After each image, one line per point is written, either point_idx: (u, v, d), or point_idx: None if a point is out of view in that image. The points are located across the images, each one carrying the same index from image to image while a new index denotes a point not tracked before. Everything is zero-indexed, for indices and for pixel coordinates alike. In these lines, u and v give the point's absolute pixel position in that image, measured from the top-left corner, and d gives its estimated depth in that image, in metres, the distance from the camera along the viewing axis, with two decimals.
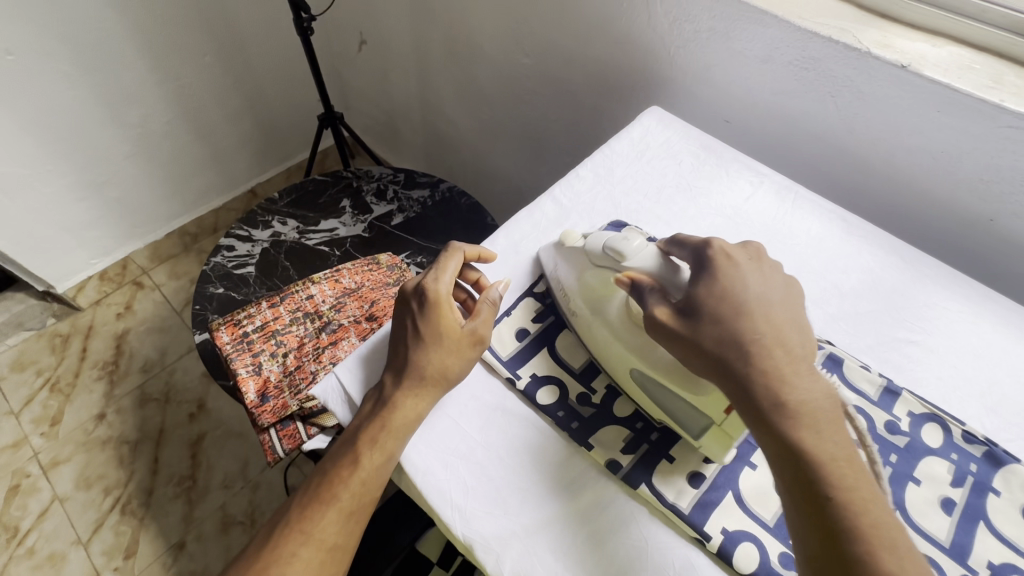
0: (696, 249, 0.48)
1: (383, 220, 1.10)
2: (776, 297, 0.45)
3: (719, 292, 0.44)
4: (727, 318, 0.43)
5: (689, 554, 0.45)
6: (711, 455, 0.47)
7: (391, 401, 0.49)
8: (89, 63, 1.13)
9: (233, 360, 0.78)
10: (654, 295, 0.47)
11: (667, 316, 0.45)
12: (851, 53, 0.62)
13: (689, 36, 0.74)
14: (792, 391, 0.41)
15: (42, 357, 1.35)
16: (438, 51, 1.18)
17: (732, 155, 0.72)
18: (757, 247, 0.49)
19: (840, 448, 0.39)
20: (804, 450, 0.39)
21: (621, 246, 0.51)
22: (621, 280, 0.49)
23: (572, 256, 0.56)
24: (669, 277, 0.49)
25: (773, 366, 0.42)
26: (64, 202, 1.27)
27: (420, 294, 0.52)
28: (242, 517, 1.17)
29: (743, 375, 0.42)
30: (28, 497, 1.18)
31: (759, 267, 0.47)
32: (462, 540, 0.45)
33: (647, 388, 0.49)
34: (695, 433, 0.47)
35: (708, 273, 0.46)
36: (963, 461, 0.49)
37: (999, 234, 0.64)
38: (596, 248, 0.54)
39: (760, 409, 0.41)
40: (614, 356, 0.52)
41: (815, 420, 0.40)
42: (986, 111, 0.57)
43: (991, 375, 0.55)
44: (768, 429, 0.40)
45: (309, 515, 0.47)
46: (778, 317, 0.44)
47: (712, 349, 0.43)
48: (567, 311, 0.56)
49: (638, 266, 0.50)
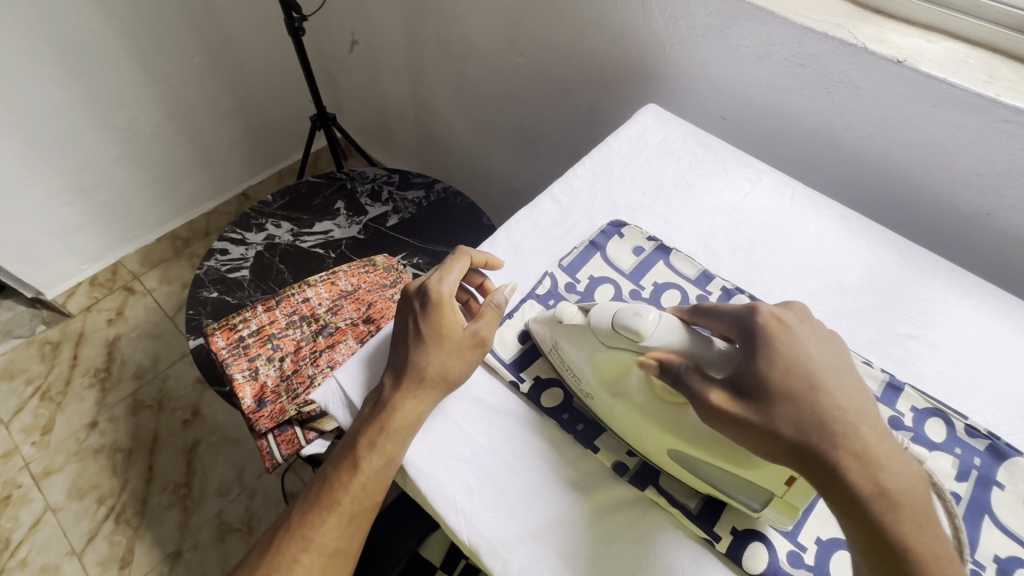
0: (736, 317, 0.44)
1: (379, 221, 1.09)
2: (838, 364, 0.41)
3: (784, 365, 0.40)
4: (803, 396, 0.39)
5: (696, 553, 0.45)
6: (777, 520, 0.44)
7: (391, 403, 0.48)
8: (74, 65, 1.11)
9: (229, 366, 0.78)
10: (696, 375, 0.42)
11: (724, 401, 0.40)
12: (846, 49, 0.63)
13: (685, 33, 0.74)
14: (887, 475, 0.38)
15: (32, 365, 1.33)
16: (431, 51, 1.18)
17: (730, 151, 0.72)
18: (802, 306, 0.45)
19: (937, 540, 0.37)
20: (904, 547, 0.36)
21: (634, 324, 0.44)
22: (646, 364, 0.43)
23: (575, 334, 0.49)
24: (703, 353, 0.43)
25: (863, 448, 0.38)
26: (50, 208, 1.25)
27: (422, 295, 0.52)
28: (239, 524, 1.16)
29: (832, 464, 0.38)
30: (20, 508, 1.16)
31: (812, 329, 0.43)
32: (468, 543, 0.45)
33: (693, 467, 0.44)
34: (758, 505, 0.43)
35: (765, 346, 0.41)
36: (967, 455, 0.49)
37: (993, 227, 0.65)
38: (602, 323, 0.47)
39: (857, 500, 0.37)
40: (646, 438, 0.46)
41: (914, 511, 0.37)
42: (981, 106, 0.58)
43: (991, 368, 0.55)
44: (865, 522, 0.37)
45: (309, 520, 0.46)
46: (852, 391, 0.40)
47: (791, 434, 0.39)
48: (579, 392, 0.51)
49: (661, 344, 0.44)
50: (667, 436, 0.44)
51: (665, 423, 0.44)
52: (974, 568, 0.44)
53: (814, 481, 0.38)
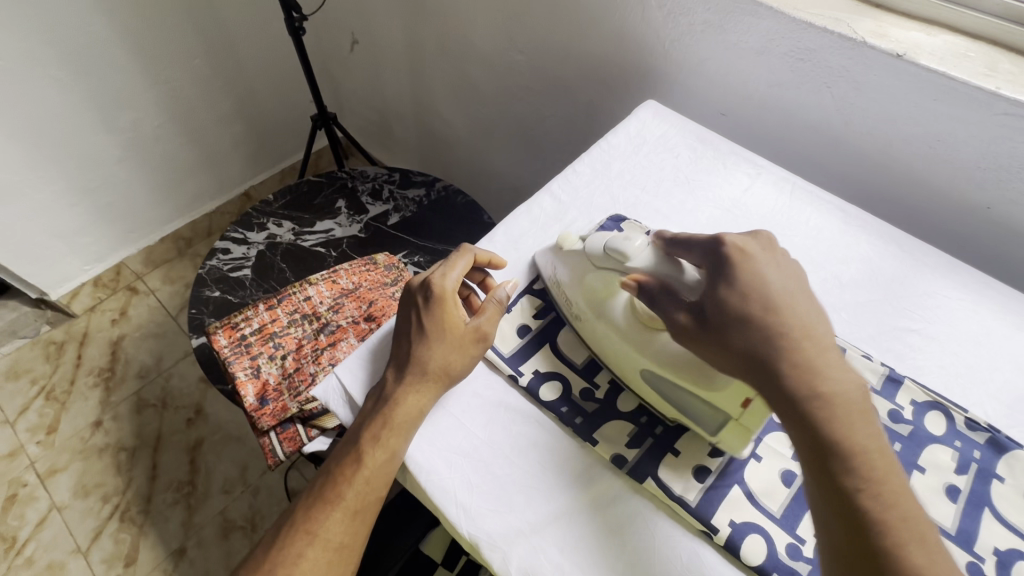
0: (705, 248, 0.47)
1: (379, 219, 1.10)
2: (792, 286, 0.43)
3: (742, 287, 0.43)
4: (753, 314, 0.42)
5: (696, 546, 0.45)
6: (729, 448, 0.47)
7: (394, 398, 0.48)
8: (78, 66, 1.11)
9: (231, 364, 0.78)
10: (666, 298, 0.47)
11: (688, 320, 0.45)
12: (846, 44, 0.62)
13: (685, 29, 0.74)
14: (823, 381, 0.39)
15: (37, 365, 1.34)
16: (432, 49, 1.18)
17: (730, 148, 0.72)
18: (769, 235, 0.47)
19: (872, 439, 0.38)
20: (836, 444, 0.38)
21: (622, 247, 0.50)
22: (627, 284, 0.48)
23: (571, 260, 0.55)
24: (674, 274, 0.48)
25: (803, 358, 0.40)
26: (55, 208, 1.25)
27: (425, 290, 0.52)
28: (243, 521, 1.17)
29: (774, 371, 0.40)
30: (26, 506, 1.16)
31: (774, 256, 0.45)
32: (468, 537, 0.45)
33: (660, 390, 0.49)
34: (713, 429, 0.47)
35: (730, 270, 0.44)
36: (967, 448, 0.49)
37: (994, 221, 0.65)
38: (597, 250, 0.53)
39: (793, 402, 0.39)
40: (619, 356, 0.51)
41: (848, 413, 0.39)
42: (982, 99, 0.57)
43: (993, 362, 0.55)
44: (798, 422, 0.39)
45: (314, 515, 0.46)
46: (803, 309, 0.42)
47: (743, 352, 0.42)
48: (570, 315, 0.55)
49: (641, 266, 0.49)
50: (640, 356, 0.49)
51: (638, 345, 0.49)
52: (974, 560, 0.44)
53: (759, 385, 0.41)
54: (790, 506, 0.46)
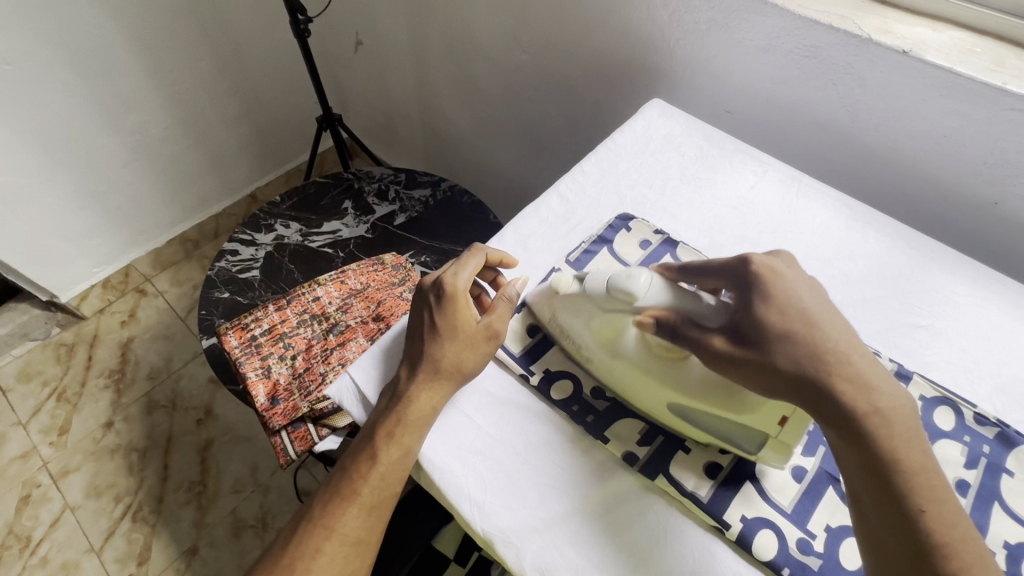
0: (730, 270, 0.48)
1: (386, 220, 1.10)
2: (829, 304, 0.44)
3: (780, 305, 0.44)
4: (797, 331, 0.42)
5: (707, 541, 0.45)
6: (770, 462, 0.46)
7: (406, 396, 0.49)
8: (86, 70, 1.12)
9: (242, 364, 0.79)
10: (691, 327, 0.46)
11: (726, 344, 0.44)
12: (851, 41, 0.63)
13: (689, 27, 0.74)
14: (880, 396, 0.40)
15: (48, 367, 1.35)
16: (437, 50, 1.18)
17: (735, 145, 0.72)
18: (789, 254, 0.49)
19: (928, 457, 0.39)
20: (894, 462, 0.38)
21: (628, 286, 0.49)
22: (644, 322, 0.48)
23: (573, 302, 0.53)
24: (692, 306, 0.47)
25: (854, 373, 0.41)
26: (64, 211, 1.26)
27: (436, 288, 0.53)
28: (254, 521, 1.18)
29: (825, 388, 0.40)
30: (39, 507, 1.18)
31: (801, 273, 0.46)
32: (482, 534, 0.45)
33: (689, 418, 0.47)
34: (753, 448, 0.46)
35: (764, 291, 0.45)
36: (976, 443, 0.49)
37: (1001, 217, 0.65)
38: (599, 289, 0.51)
39: (851, 417, 0.40)
40: (645, 395, 0.49)
41: (904, 431, 0.39)
42: (989, 95, 0.57)
43: (1001, 357, 0.55)
44: (857, 439, 0.39)
45: (330, 510, 0.47)
46: (843, 327, 0.43)
47: (787, 366, 0.42)
48: (579, 357, 0.53)
49: (653, 302, 0.48)
50: (665, 388, 0.47)
51: (664, 377, 0.48)
52: None
53: (811, 403, 0.41)
54: (800, 501, 0.46)
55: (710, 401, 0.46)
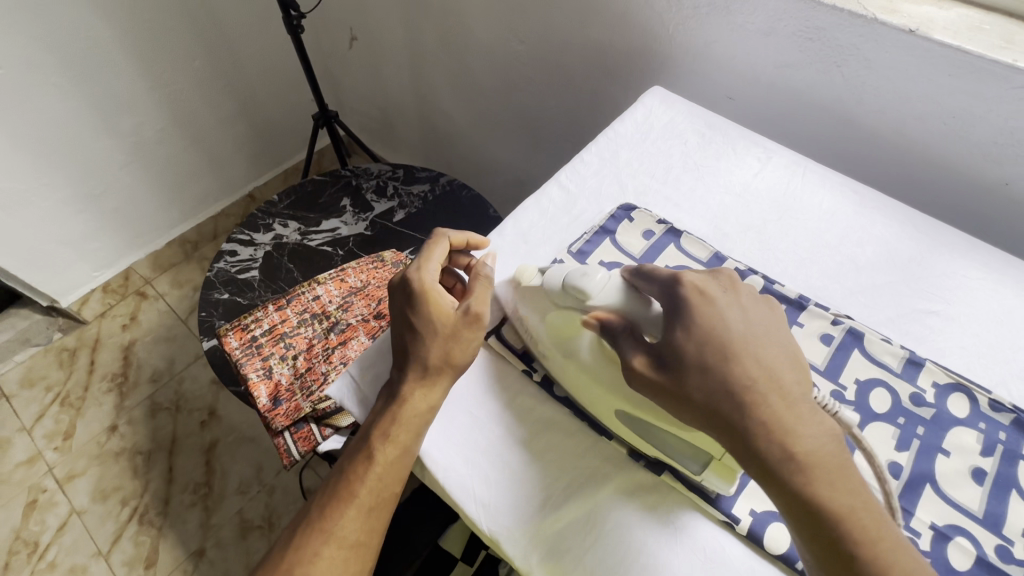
0: (665, 285, 0.45)
1: (385, 217, 1.09)
2: (754, 331, 0.42)
3: (701, 336, 0.41)
4: (713, 366, 0.40)
5: (718, 538, 0.44)
6: (714, 487, 0.44)
7: (400, 396, 0.47)
8: (78, 73, 1.11)
9: (243, 365, 0.79)
10: (626, 335, 0.44)
11: (644, 365, 0.42)
12: (856, 21, 0.61)
13: (689, 12, 0.73)
14: (798, 438, 0.38)
15: (51, 372, 1.34)
16: (431, 42, 1.16)
17: (738, 132, 0.70)
18: (730, 272, 0.46)
19: (854, 496, 0.38)
20: (819, 507, 0.37)
21: (581, 283, 0.45)
22: (589, 323, 0.45)
23: (532, 297, 0.50)
24: (639, 311, 0.45)
25: (772, 413, 0.39)
26: (62, 216, 1.26)
27: (405, 286, 0.51)
28: (260, 521, 1.17)
29: (745, 429, 0.39)
30: (46, 512, 1.18)
31: (735, 299, 0.44)
32: (488, 533, 0.45)
33: (639, 426, 0.46)
34: (697, 469, 0.44)
35: (683, 318, 0.42)
36: (991, 430, 0.48)
37: (1012, 197, 0.63)
38: (553, 284, 0.48)
39: (770, 465, 0.38)
40: (592, 395, 0.48)
41: (827, 471, 0.38)
42: (998, 73, 0.56)
43: (1015, 341, 0.54)
44: (781, 486, 0.38)
45: (328, 513, 0.46)
46: (769, 354, 0.41)
47: (702, 403, 0.40)
48: (538, 353, 0.51)
49: (604, 302, 0.45)
50: (608, 394, 0.46)
51: (603, 380, 0.46)
52: (1002, 543, 0.43)
53: (732, 446, 0.39)
54: None
55: (648, 411, 0.44)
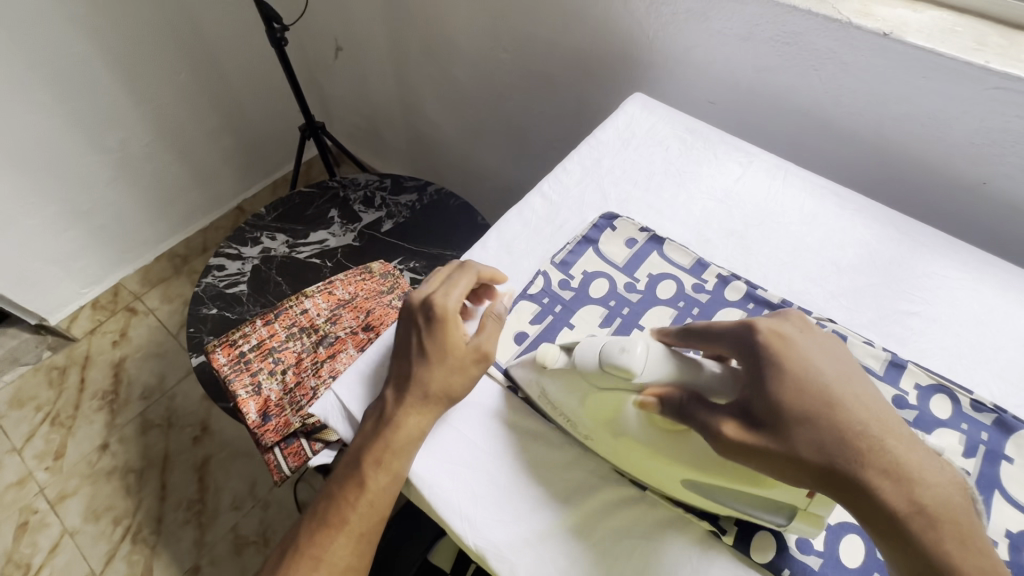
0: (735, 336, 0.42)
1: (373, 227, 1.09)
2: (847, 374, 0.39)
3: (795, 384, 0.38)
4: (819, 416, 0.37)
5: (705, 547, 0.44)
6: (804, 532, 0.42)
7: (393, 420, 0.47)
8: (60, 90, 1.11)
9: (231, 381, 0.78)
10: (698, 406, 0.40)
11: (738, 430, 0.38)
12: (830, 25, 0.62)
13: (668, 19, 0.74)
14: (922, 489, 0.35)
15: (41, 392, 1.33)
16: (416, 52, 1.17)
17: (719, 136, 0.71)
18: (798, 314, 0.44)
19: (987, 555, 0.34)
20: (951, 570, 0.33)
21: (622, 361, 0.42)
22: (646, 402, 0.42)
23: (564, 376, 0.47)
24: (699, 377, 0.42)
25: (892, 463, 0.36)
26: (48, 234, 1.25)
27: (426, 309, 0.50)
28: (255, 537, 1.17)
29: (859, 482, 0.35)
30: (38, 533, 1.17)
31: (818, 341, 0.41)
32: (475, 548, 0.45)
33: (709, 494, 0.43)
34: (782, 521, 0.42)
35: (772, 366, 0.39)
36: (974, 430, 0.48)
37: (990, 197, 0.64)
38: (588, 364, 0.44)
39: (894, 522, 0.35)
40: (654, 472, 0.44)
41: (958, 525, 0.34)
42: (971, 74, 0.57)
43: (996, 341, 0.54)
44: (904, 545, 0.34)
45: (318, 539, 0.46)
46: (870, 400, 0.38)
47: (813, 458, 0.36)
48: (577, 435, 0.48)
49: (656, 378, 0.42)
50: (676, 467, 0.42)
51: (672, 458, 0.42)
52: None
53: (846, 501, 0.36)
54: None
55: (730, 479, 0.40)
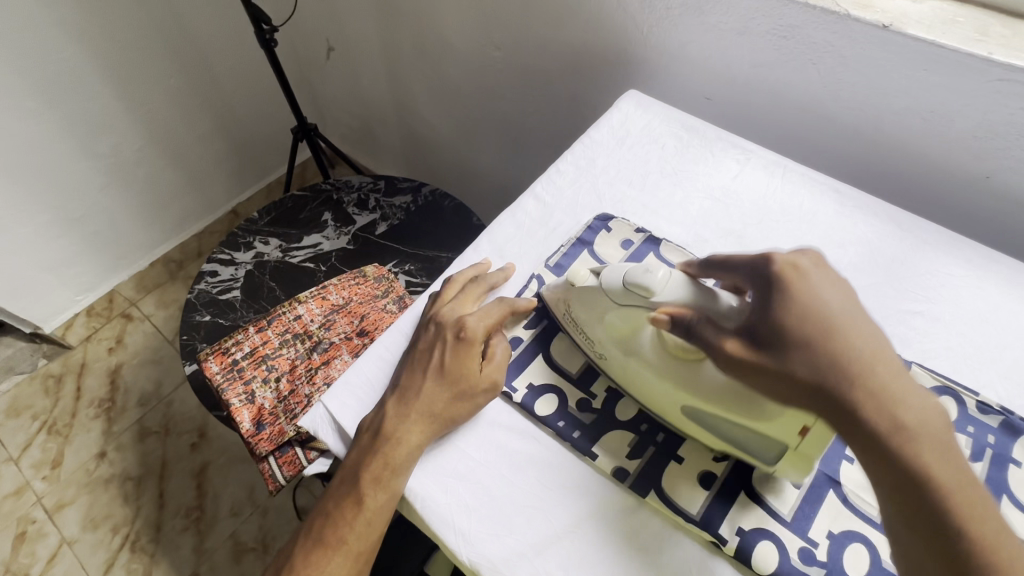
0: (752, 267, 0.42)
1: (367, 230, 1.08)
2: (856, 306, 0.39)
3: (799, 310, 0.38)
4: (817, 338, 0.37)
5: (705, 559, 0.43)
6: (791, 473, 0.44)
7: (393, 435, 0.46)
8: (49, 97, 1.09)
9: (224, 391, 0.77)
10: (708, 327, 0.41)
11: (740, 349, 0.39)
12: (828, 17, 0.60)
13: (662, 14, 0.72)
14: (906, 411, 0.35)
15: (36, 401, 1.32)
16: (408, 50, 1.15)
17: (716, 133, 0.69)
18: (818, 250, 0.42)
19: (964, 472, 0.34)
20: (927, 483, 0.34)
21: (645, 280, 0.45)
22: (658, 319, 0.43)
23: (590, 298, 0.50)
24: (711, 303, 0.43)
25: (878, 384, 0.36)
26: (40, 242, 1.24)
27: (456, 329, 0.50)
28: (255, 543, 1.16)
29: (846, 399, 0.36)
30: (36, 543, 1.16)
31: (830, 274, 0.40)
32: (469, 564, 0.43)
33: (704, 422, 0.45)
34: (771, 460, 0.43)
35: (779, 293, 0.39)
36: (980, 433, 0.47)
37: (994, 191, 0.62)
38: (614, 284, 0.47)
39: (875, 439, 0.35)
40: (658, 394, 0.47)
41: (938, 444, 0.35)
42: (975, 65, 0.55)
43: (1001, 340, 0.53)
44: (885, 460, 0.35)
45: (315, 560, 0.45)
46: (869, 328, 0.38)
47: (806, 378, 0.37)
48: (593, 353, 0.52)
49: (671, 300, 0.44)
50: (678, 391, 0.45)
51: (676, 378, 0.45)
52: None
53: (831, 420, 0.36)
54: (800, 507, 0.44)
55: (725, 406, 0.43)
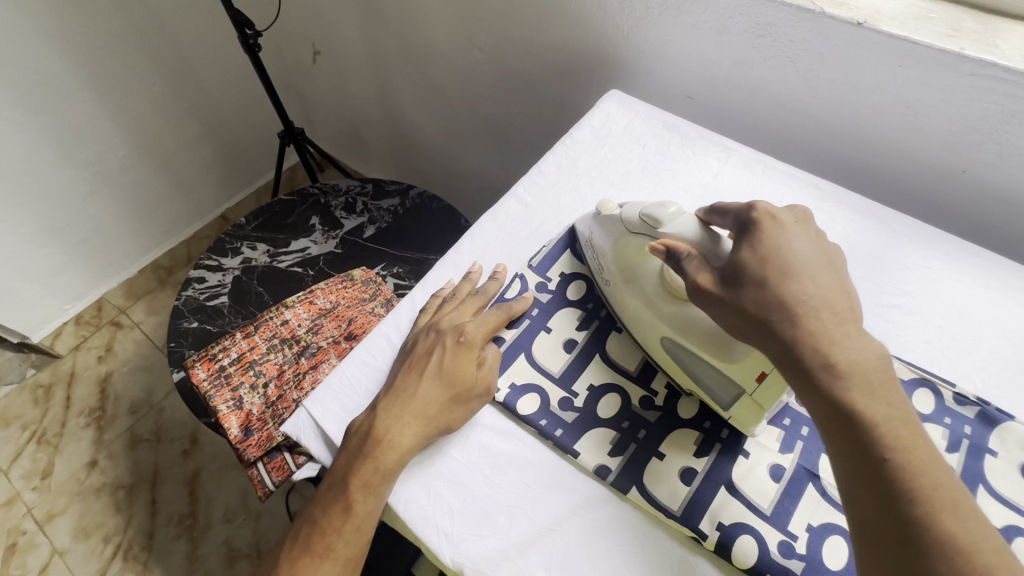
0: (737, 214, 0.46)
1: (355, 233, 1.08)
2: (819, 259, 0.42)
3: (762, 252, 0.42)
4: (771, 280, 0.41)
5: (686, 555, 0.44)
6: (742, 425, 0.47)
7: (385, 438, 0.46)
8: (32, 106, 1.09)
9: (212, 397, 0.77)
10: (692, 261, 0.45)
11: (708, 282, 0.43)
12: (804, 15, 0.60)
13: (642, 13, 0.72)
14: (840, 351, 0.38)
15: (26, 411, 1.31)
16: (393, 52, 1.15)
17: (698, 132, 0.70)
18: (804, 210, 0.46)
19: (894, 407, 0.36)
20: (855, 415, 0.36)
21: (657, 213, 0.49)
22: (656, 249, 0.47)
23: (609, 225, 0.54)
24: (709, 245, 0.46)
25: (820, 328, 0.39)
26: (26, 251, 1.23)
27: (455, 333, 0.51)
28: (249, 549, 1.16)
29: (786, 335, 0.39)
30: (27, 555, 1.15)
31: (807, 229, 0.44)
32: (452, 566, 0.44)
33: (680, 357, 0.49)
34: (727, 404, 0.47)
35: (750, 238, 0.43)
36: (957, 424, 0.48)
37: (972, 184, 0.63)
38: (632, 217, 0.52)
39: (808, 373, 0.38)
40: (645, 324, 0.51)
41: (869, 379, 0.37)
42: (948, 61, 0.56)
43: (977, 331, 0.53)
44: (816, 393, 0.37)
45: (302, 567, 0.45)
46: (824, 280, 0.41)
47: (755, 312, 0.40)
48: (601, 280, 0.56)
49: (677, 234, 0.48)
50: (663, 322, 0.49)
51: (663, 309, 0.49)
52: None
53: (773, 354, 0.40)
54: (780, 501, 0.45)
55: (697, 342, 0.46)
